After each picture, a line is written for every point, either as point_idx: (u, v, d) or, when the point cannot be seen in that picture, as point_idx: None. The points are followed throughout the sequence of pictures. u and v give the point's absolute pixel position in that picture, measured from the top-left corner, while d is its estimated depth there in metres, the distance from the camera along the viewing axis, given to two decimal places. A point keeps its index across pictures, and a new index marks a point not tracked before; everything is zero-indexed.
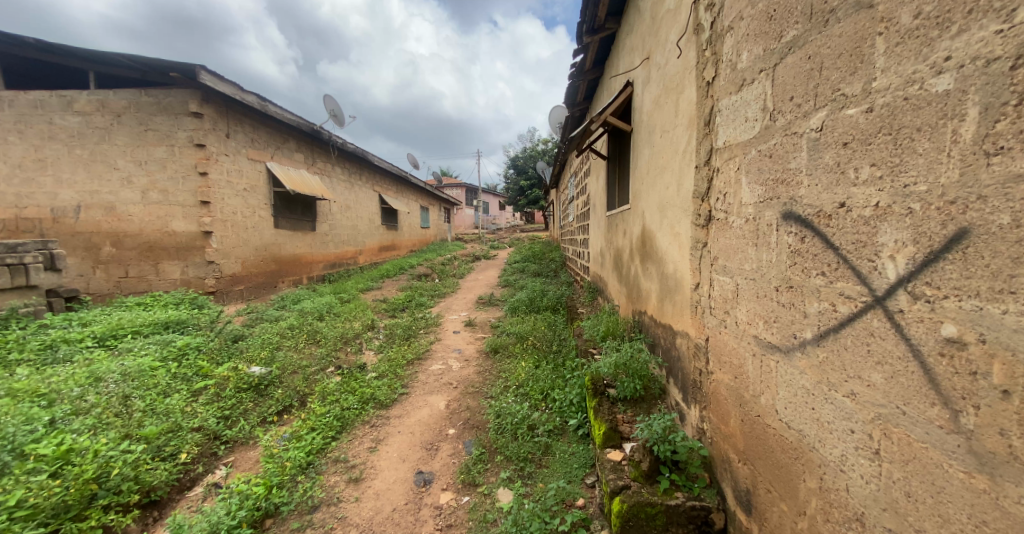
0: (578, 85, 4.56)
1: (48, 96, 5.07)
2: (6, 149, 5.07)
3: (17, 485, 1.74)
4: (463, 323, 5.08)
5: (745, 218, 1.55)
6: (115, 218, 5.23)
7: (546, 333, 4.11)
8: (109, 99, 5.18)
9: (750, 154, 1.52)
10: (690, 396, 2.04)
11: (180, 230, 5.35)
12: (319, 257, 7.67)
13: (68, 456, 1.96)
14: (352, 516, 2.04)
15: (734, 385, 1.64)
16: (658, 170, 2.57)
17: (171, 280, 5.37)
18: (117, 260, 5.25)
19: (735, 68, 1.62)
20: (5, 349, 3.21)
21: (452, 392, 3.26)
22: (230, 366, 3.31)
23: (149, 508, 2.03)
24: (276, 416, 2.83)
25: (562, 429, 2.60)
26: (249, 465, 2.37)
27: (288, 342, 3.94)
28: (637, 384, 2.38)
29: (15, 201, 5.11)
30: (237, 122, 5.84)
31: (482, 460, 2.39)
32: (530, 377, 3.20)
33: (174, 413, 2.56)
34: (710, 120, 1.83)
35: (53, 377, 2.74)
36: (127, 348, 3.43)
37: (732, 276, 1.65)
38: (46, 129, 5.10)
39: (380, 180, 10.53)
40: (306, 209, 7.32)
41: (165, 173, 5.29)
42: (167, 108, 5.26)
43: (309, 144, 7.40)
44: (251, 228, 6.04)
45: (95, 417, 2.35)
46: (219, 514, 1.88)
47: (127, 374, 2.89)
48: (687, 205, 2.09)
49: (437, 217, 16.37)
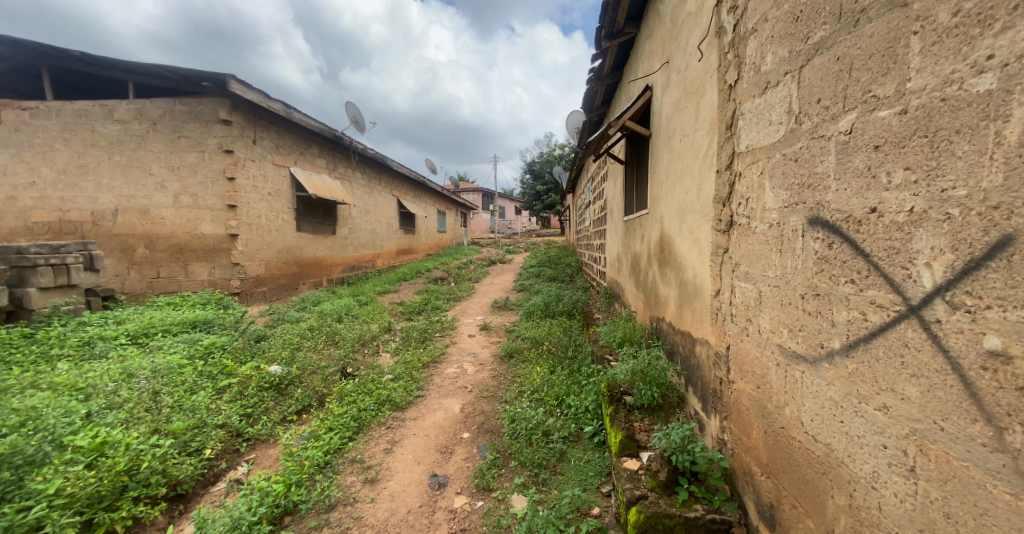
0: (596, 89, 4.55)
1: (92, 106, 5.35)
2: (53, 156, 5.36)
3: (56, 474, 1.83)
4: (478, 326, 5.10)
5: (769, 224, 1.52)
6: (149, 220, 5.46)
7: (561, 338, 4.08)
8: (146, 108, 5.41)
9: (774, 158, 1.49)
10: (710, 405, 2.00)
11: (208, 233, 5.53)
12: (339, 260, 7.85)
13: (102, 448, 2.04)
14: (368, 516, 2.05)
15: (757, 396, 1.60)
16: (677, 175, 2.55)
17: (199, 281, 5.54)
18: (150, 261, 5.47)
19: (759, 70, 1.59)
20: (47, 346, 3.37)
21: (467, 395, 3.27)
22: (252, 365, 3.40)
23: (176, 501, 2.08)
24: (296, 415, 2.89)
25: (577, 435, 2.58)
26: (269, 463, 2.42)
27: (308, 343, 4.00)
28: (655, 392, 2.34)
29: (59, 204, 5.39)
30: (263, 129, 6.01)
31: (497, 465, 2.39)
32: (544, 382, 3.19)
33: (200, 410, 2.63)
34: (732, 124, 1.80)
35: (90, 372, 2.86)
36: (157, 346, 3.57)
37: (755, 283, 1.61)
38: (89, 136, 5.37)
39: (398, 185, 10.68)
40: (327, 212, 7.49)
41: (195, 179, 5.49)
42: (199, 115, 5.47)
43: (330, 149, 7.56)
44: (275, 231, 6.20)
45: (128, 412, 2.43)
46: (241, 510, 1.92)
47: (156, 371, 3.00)
48: (707, 210, 2.06)
49: (453, 221, 16.47)
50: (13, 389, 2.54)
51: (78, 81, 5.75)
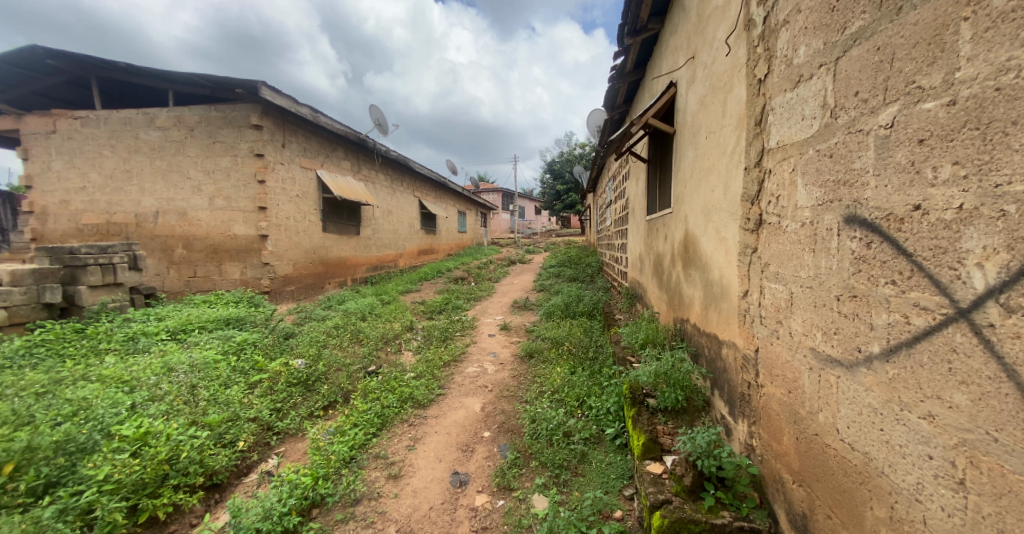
0: (619, 87, 4.49)
1: (135, 114, 5.65)
2: (101, 161, 5.69)
3: (105, 461, 1.93)
4: (498, 326, 5.11)
5: (801, 223, 1.46)
6: (186, 222, 5.72)
7: (582, 339, 4.05)
8: (184, 115, 5.66)
9: (807, 154, 1.43)
10: (737, 410, 1.94)
11: (240, 233, 5.74)
12: (362, 260, 8.02)
13: (145, 438, 2.15)
14: (391, 511, 2.09)
15: (788, 401, 1.55)
16: (702, 173, 2.49)
17: (231, 280, 5.76)
18: (187, 261, 5.73)
19: (790, 64, 1.53)
20: (95, 340, 3.58)
21: (488, 394, 3.28)
22: (282, 361, 3.52)
23: (212, 490, 2.17)
24: (322, 411, 2.97)
25: (598, 437, 2.55)
26: (297, 456, 2.50)
27: (333, 341, 4.10)
28: (679, 395, 2.30)
29: (106, 208, 5.72)
30: (292, 132, 6.21)
31: (518, 465, 2.39)
32: (565, 383, 3.17)
33: (234, 403, 2.74)
34: (762, 119, 1.75)
35: (133, 366, 3.02)
36: (194, 341, 3.73)
37: (786, 284, 1.56)
38: (132, 143, 5.67)
39: (420, 185, 10.82)
40: (351, 214, 7.67)
41: (228, 182, 5.71)
42: (232, 120, 5.68)
43: (354, 152, 7.74)
44: (302, 232, 6.39)
45: (168, 404, 2.55)
46: (272, 500, 1.98)
47: (194, 366, 3.14)
48: (734, 208, 2.01)
49: (473, 221, 16.57)
50: (66, 380, 2.71)
51: (124, 91, 6.10)
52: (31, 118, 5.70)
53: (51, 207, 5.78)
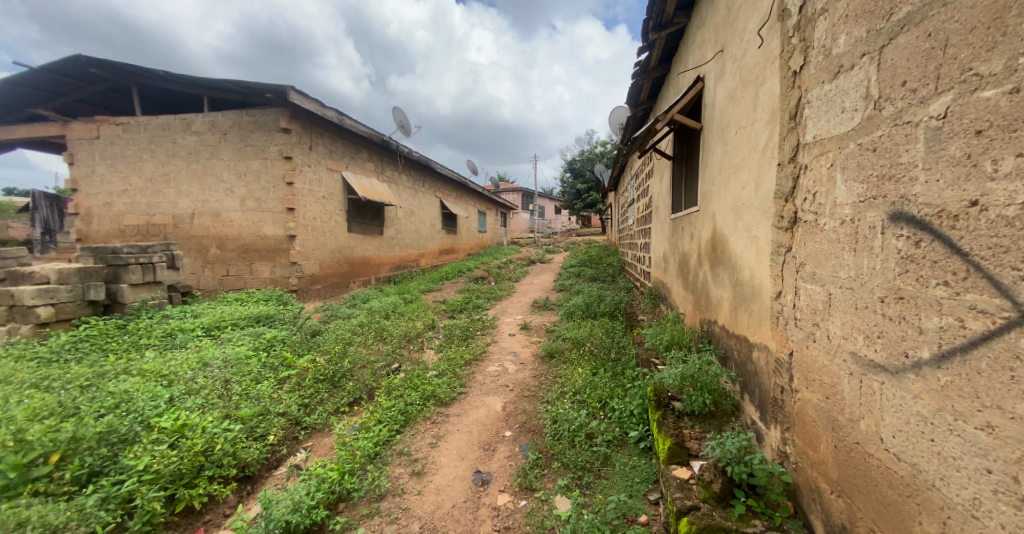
0: (642, 83, 4.41)
1: (173, 120, 5.91)
2: (142, 165, 5.99)
3: (145, 451, 2.02)
4: (518, 326, 5.10)
5: (841, 220, 1.40)
6: (220, 223, 5.95)
7: (603, 340, 4.00)
8: (218, 120, 5.89)
9: (847, 148, 1.36)
10: (769, 415, 1.87)
11: (269, 234, 5.93)
12: (386, 259, 8.16)
13: (183, 430, 2.24)
14: (415, 508, 2.11)
15: (825, 407, 1.48)
16: (732, 169, 2.41)
17: (261, 278, 5.96)
18: (221, 260, 5.97)
19: (829, 54, 1.46)
20: (137, 336, 3.77)
21: (508, 394, 3.28)
22: (309, 357, 3.62)
23: (244, 482, 2.25)
24: (348, 407, 3.04)
25: (622, 440, 2.51)
26: (324, 451, 2.56)
27: (358, 339, 4.18)
28: (706, 399, 2.23)
29: (146, 210, 6.02)
30: (318, 135, 6.38)
31: (539, 465, 2.38)
32: (586, 384, 3.13)
33: (264, 398, 2.83)
34: (797, 113, 1.67)
35: (172, 361, 3.17)
36: (227, 338, 3.88)
37: (823, 284, 1.49)
38: (170, 147, 5.94)
39: (441, 186, 10.94)
40: (375, 214, 7.81)
41: (258, 184, 5.91)
42: (262, 124, 5.87)
43: (378, 153, 7.89)
44: (328, 232, 6.56)
45: (203, 397, 2.66)
46: (301, 494, 2.02)
47: (227, 361, 3.26)
48: (766, 206, 1.94)
49: (493, 221, 16.63)
50: (109, 374, 2.86)
51: (163, 98, 6.41)
52: (78, 125, 6.04)
53: (96, 209, 6.12)
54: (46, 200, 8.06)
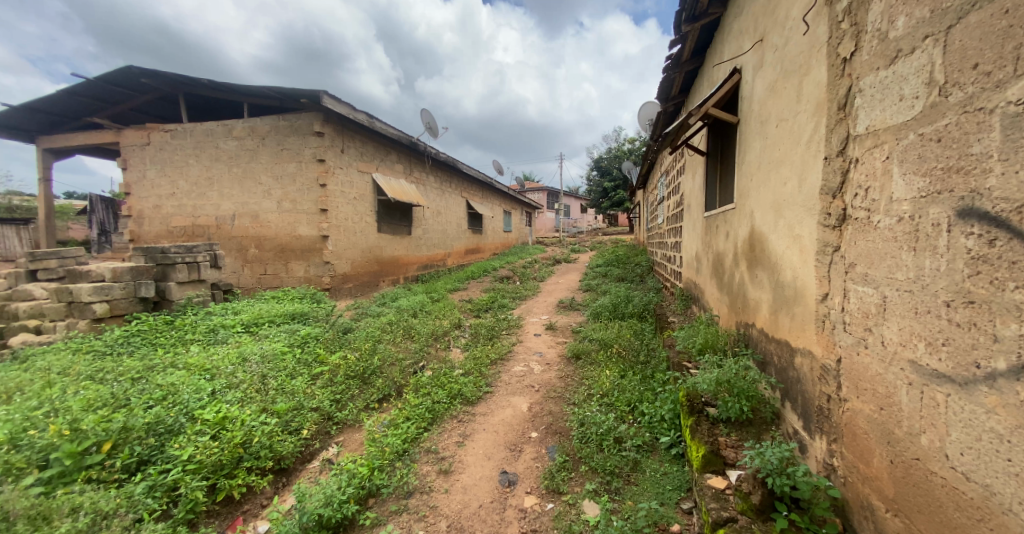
0: (674, 78, 4.27)
1: (216, 126, 6.22)
2: (188, 169, 6.33)
3: (189, 442, 2.13)
4: (544, 326, 5.06)
5: (897, 217, 1.29)
6: (258, 224, 6.22)
7: (632, 341, 3.90)
8: (257, 125, 6.15)
9: (907, 138, 1.26)
10: (813, 425, 1.76)
11: (304, 234, 6.14)
12: (413, 259, 8.29)
13: (224, 422, 2.34)
14: (442, 506, 2.12)
15: (879, 418, 1.37)
16: (772, 165, 2.29)
17: (296, 277, 6.18)
18: (259, 260, 6.23)
19: (884, 38, 1.35)
20: (183, 331, 3.99)
21: (534, 395, 3.25)
22: (341, 354, 3.71)
23: (280, 474, 2.33)
24: (377, 403, 3.10)
25: (652, 445, 2.43)
26: (355, 446, 2.61)
27: (387, 337, 4.26)
28: (744, 406, 2.12)
29: (192, 211, 6.36)
30: (350, 138, 6.55)
31: (567, 468, 2.34)
32: (614, 386, 3.06)
33: (299, 393, 2.92)
34: (847, 103, 1.56)
35: (214, 355, 3.33)
36: (264, 334, 4.05)
37: (877, 287, 1.38)
38: (214, 152, 6.25)
39: (467, 186, 11.02)
40: (403, 214, 7.96)
41: (293, 186, 6.13)
42: (297, 128, 6.09)
43: (406, 155, 8.03)
44: (359, 232, 6.72)
45: (243, 391, 2.78)
46: (332, 488, 2.06)
47: (264, 357, 3.40)
48: (811, 203, 1.82)
49: (519, 220, 16.63)
50: (158, 367, 3.03)
51: (207, 105, 6.75)
52: (131, 132, 6.46)
53: (147, 211, 6.52)
54: (102, 202, 8.65)
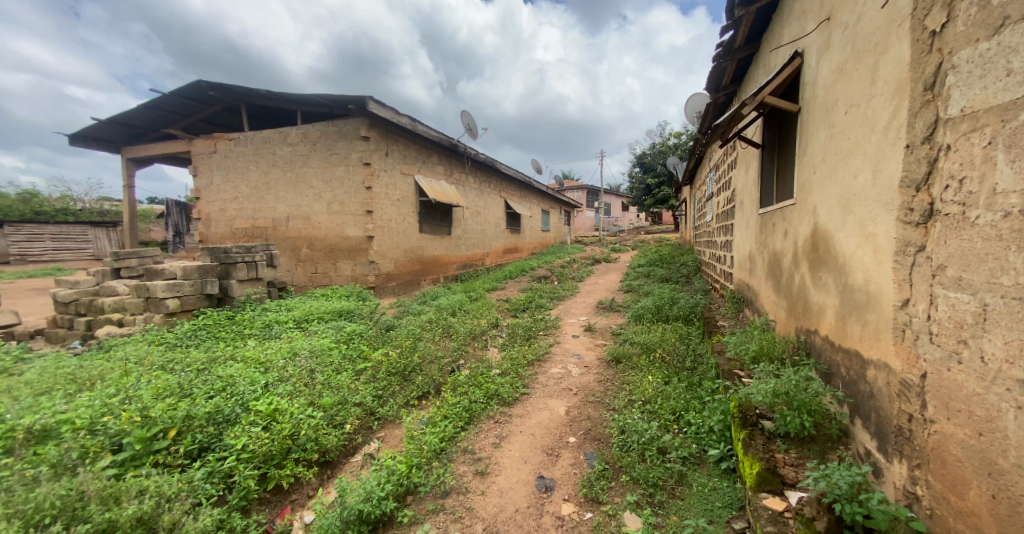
0: (726, 66, 4.01)
1: (273, 134, 6.64)
2: (248, 175, 6.80)
3: (243, 433, 2.25)
4: (582, 327, 4.94)
5: (1003, 212, 1.15)
6: (310, 225, 6.56)
7: (677, 346, 3.71)
8: (309, 131, 6.49)
9: (1017, 120, 1.11)
10: (890, 447, 1.55)
11: (351, 234, 6.40)
12: (453, 258, 8.42)
13: (274, 414, 2.45)
14: (479, 508, 2.10)
15: (980, 446, 1.21)
16: (840, 156, 2.06)
17: (344, 275, 6.46)
18: (310, 259, 6.58)
19: (987, 6, 1.19)
20: (241, 326, 4.28)
21: (572, 398, 3.16)
22: (383, 351, 3.82)
23: (325, 466, 2.41)
24: (416, 401, 3.14)
25: (699, 458, 2.28)
26: (395, 443, 2.66)
27: (426, 335, 4.33)
28: (805, 421, 1.91)
29: (251, 214, 6.83)
30: (394, 141, 6.74)
31: (606, 477, 2.24)
32: (657, 393, 2.91)
33: (343, 388, 3.02)
34: (935, 82, 1.36)
35: (268, 349, 3.53)
36: (313, 330, 4.25)
37: (976, 293, 1.22)
38: (271, 158, 6.67)
39: (506, 185, 11.04)
40: (443, 215, 8.10)
41: (341, 189, 6.41)
42: (345, 134, 6.35)
43: (447, 156, 8.17)
44: (402, 232, 6.92)
45: (292, 385, 2.91)
46: (372, 484, 2.10)
47: (312, 352, 3.56)
48: (888, 197, 1.61)
49: (557, 219, 16.45)
50: (219, 359, 3.26)
51: (265, 113, 7.22)
52: (200, 141, 7.04)
53: (213, 214, 7.07)
54: (176, 206, 9.50)
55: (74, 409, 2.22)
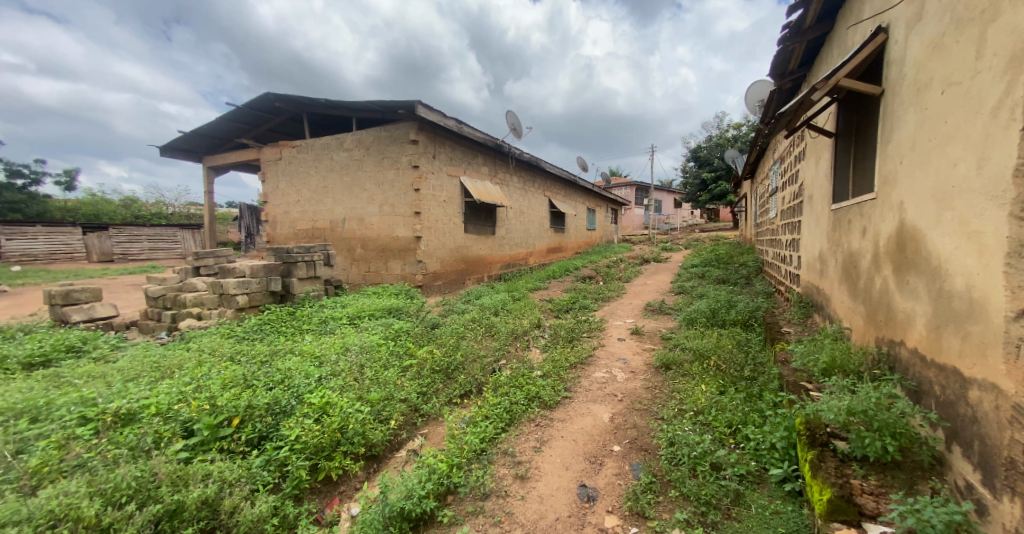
0: (793, 48, 3.65)
1: (331, 141, 7.04)
2: (309, 179, 7.27)
3: (297, 424, 2.38)
4: (629, 330, 4.75)
5: None
6: (363, 226, 6.88)
7: (734, 354, 3.44)
8: (362, 137, 6.81)
9: None
10: (1000, 483, 1.32)
11: (400, 235, 6.63)
12: (497, 258, 8.48)
13: (325, 408, 2.57)
14: (518, 514, 2.06)
15: None
16: (934, 142, 1.79)
17: (394, 274, 6.71)
18: (363, 258, 6.90)
19: None
20: (300, 321, 4.57)
21: (617, 405, 3.03)
22: (428, 348, 3.90)
23: (371, 460, 2.49)
24: (459, 399, 3.18)
25: (759, 477, 2.08)
26: (437, 440, 2.69)
27: (469, 334, 4.36)
28: (889, 446, 1.67)
29: (311, 216, 7.29)
30: (441, 143, 6.89)
31: (653, 491, 2.11)
32: (711, 404, 2.71)
33: (390, 384, 3.12)
34: None
35: (323, 344, 3.74)
36: (364, 326, 4.44)
37: None
38: (329, 164, 7.08)
39: (551, 184, 10.93)
40: (488, 215, 8.18)
41: (392, 191, 6.65)
42: (395, 138, 6.58)
43: (492, 156, 8.22)
44: (448, 232, 7.06)
45: (342, 379, 3.05)
46: (413, 482, 2.13)
47: (362, 348, 3.71)
48: (1001, 190, 1.37)
49: (604, 217, 16.04)
50: (279, 353, 3.49)
51: (325, 121, 7.68)
52: (268, 149, 7.63)
53: (278, 217, 7.64)
54: (248, 210, 10.38)
55: (155, 395, 2.47)
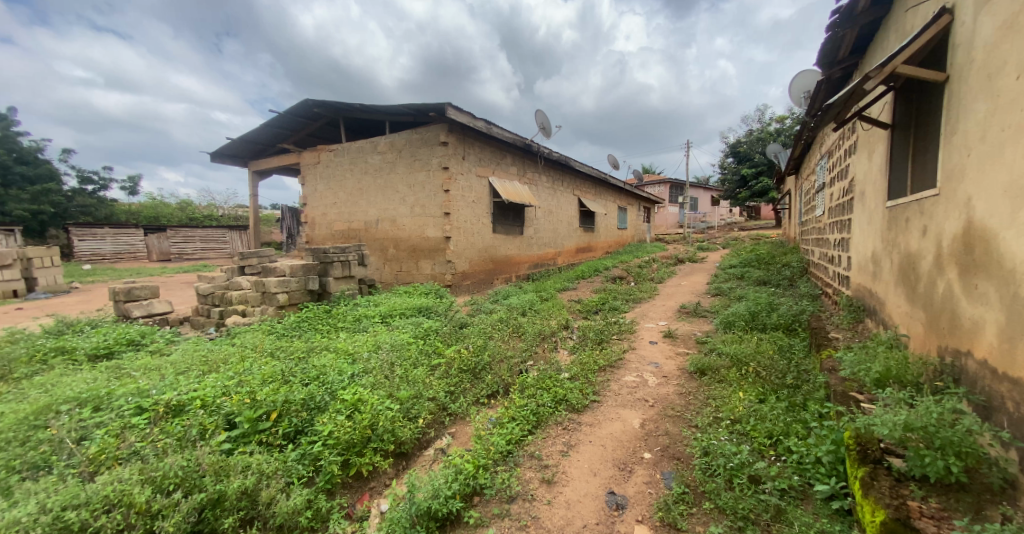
0: (844, 35, 3.39)
1: (365, 144, 7.26)
2: (345, 182, 7.53)
3: (330, 420, 2.45)
4: (662, 333, 4.60)
5: None
6: (395, 227, 7.05)
7: (775, 360, 3.25)
8: (395, 139, 6.97)
9: None
10: None
11: (431, 235, 6.75)
12: (525, 258, 8.47)
13: (357, 404, 2.64)
14: (544, 519, 2.03)
15: None
16: (1009, 133, 1.61)
17: (424, 274, 6.84)
18: (395, 258, 7.08)
19: None
20: (335, 319, 4.73)
21: (648, 410, 2.94)
22: (456, 348, 3.94)
23: (400, 457, 2.53)
24: (486, 399, 3.19)
25: (803, 493, 1.95)
26: (464, 440, 2.71)
27: (497, 334, 4.37)
28: (954, 468, 1.51)
29: (347, 217, 7.55)
30: (470, 144, 6.95)
31: (686, 502, 2.03)
32: (749, 413, 2.58)
33: (419, 383, 3.17)
34: None
35: (356, 342, 3.85)
36: (394, 325, 4.55)
37: None
38: (363, 166, 7.31)
39: (581, 183, 10.80)
40: (517, 215, 8.18)
41: (423, 193, 6.78)
42: (426, 140, 6.70)
43: (521, 156, 8.21)
44: (477, 232, 7.12)
45: (374, 376, 3.12)
46: (440, 482, 2.14)
47: (393, 346, 3.80)
48: None
49: (636, 216, 15.67)
50: (315, 350, 3.62)
51: (360, 125, 7.93)
52: (307, 153, 7.96)
53: (317, 218, 7.96)
54: (290, 212, 10.88)
55: (202, 388, 2.62)
